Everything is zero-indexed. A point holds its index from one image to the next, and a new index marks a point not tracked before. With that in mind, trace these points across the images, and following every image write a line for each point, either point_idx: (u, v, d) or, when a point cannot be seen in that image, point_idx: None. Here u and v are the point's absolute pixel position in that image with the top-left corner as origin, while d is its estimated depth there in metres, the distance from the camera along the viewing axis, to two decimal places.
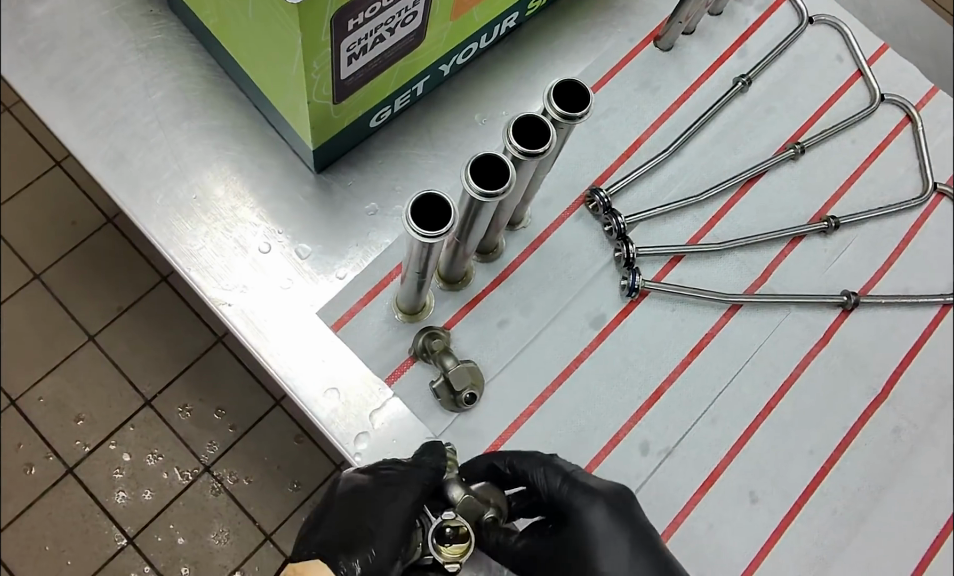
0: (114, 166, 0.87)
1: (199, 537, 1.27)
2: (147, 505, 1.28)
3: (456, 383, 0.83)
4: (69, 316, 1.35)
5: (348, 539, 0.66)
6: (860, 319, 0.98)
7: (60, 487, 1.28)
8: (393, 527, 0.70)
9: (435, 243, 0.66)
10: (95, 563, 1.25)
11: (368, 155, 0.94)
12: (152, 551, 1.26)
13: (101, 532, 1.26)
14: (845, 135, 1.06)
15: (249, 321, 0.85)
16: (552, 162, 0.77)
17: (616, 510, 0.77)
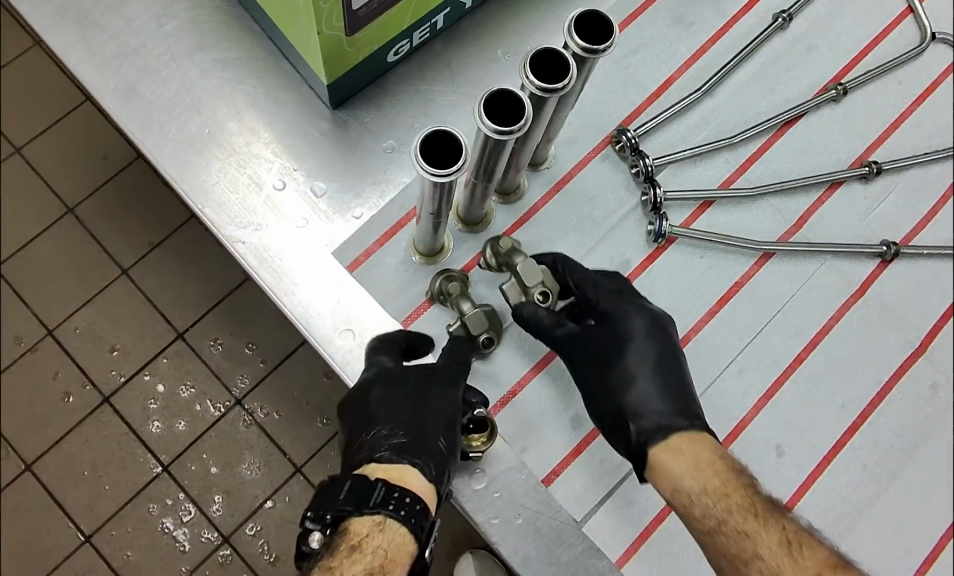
0: (129, 101, 0.86)
1: (231, 468, 1.28)
2: (180, 436, 1.29)
3: (473, 328, 0.82)
4: (102, 250, 1.36)
5: (414, 433, 0.73)
6: (901, 270, 0.93)
7: (97, 415, 1.30)
8: (443, 418, 0.76)
9: (447, 182, 0.63)
10: (133, 488, 1.27)
11: (386, 91, 0.91)
12: (186, 479, 1.28)
13: (137, 459, 1.28)
14: (893, 75, 0.99)
15: (263, 259, 0.84)
16: (572, 100, 0.74)
17: (657, 323, 0.81)
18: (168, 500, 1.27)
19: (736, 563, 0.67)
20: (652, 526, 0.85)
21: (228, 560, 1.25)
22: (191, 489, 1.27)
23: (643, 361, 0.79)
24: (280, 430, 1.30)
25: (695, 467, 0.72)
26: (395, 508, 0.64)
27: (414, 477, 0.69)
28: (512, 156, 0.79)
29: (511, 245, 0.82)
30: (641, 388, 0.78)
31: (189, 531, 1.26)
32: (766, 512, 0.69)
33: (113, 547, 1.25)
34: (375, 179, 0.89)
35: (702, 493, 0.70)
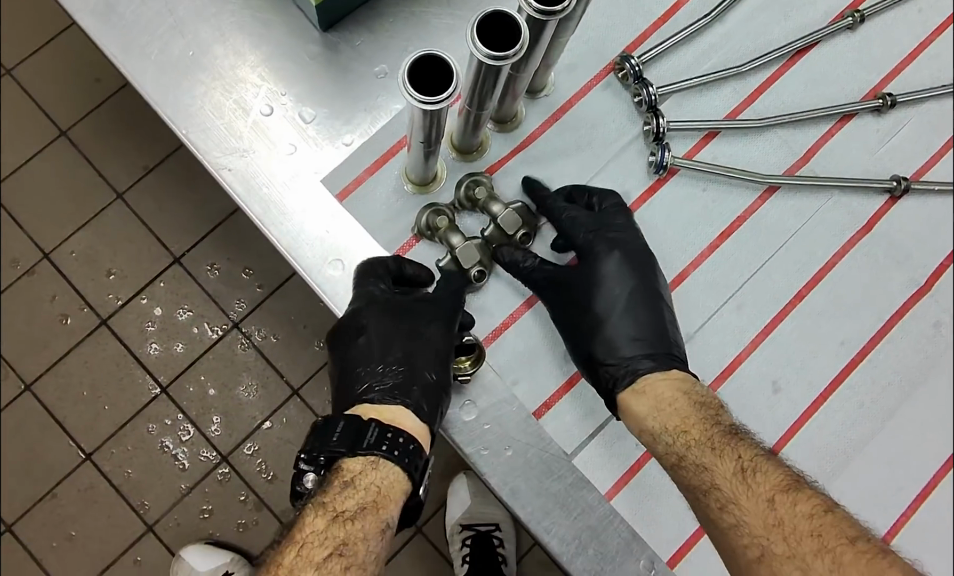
0: (110, 19, 0.82)
1: (229, 390, 1.28)
2: (178, 357, 1.29)
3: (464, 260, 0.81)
4: (95, 171, 1.32)
5: (407, 371, 0.76)
6: (909, 206, 0.90)
7: (95, 338, 1.29)
8: (436, 352, 0.78)
9: (437, 109, 0.60)
10: (132, 408, 1.28)
11: (379, 12, 0.86)
12: (184, 399, 1.28)
13: (136, 381, 1.28)
14: (915, 1, 0.94)
15: (249, 187, 0.81)
16: (572, 24, 0.70)
17: (630, 260, 0.82)
18: (166, 421, 1.27)
19: (697, 494, 0.71)
20: (644, 458, 0.84)
21: (227, 478, 1.26)
22: (188, 411, 1.27)
23: (616, 302, 0.82)
24: (275, 354, 1.29)
25: (659, 408, 0.76)
26: (388, 449, 0.69)
27: (407, 419, 0.73)
28: (508, 83, 0.75)
29: (489, 193, 0.82)
30: (614, 332, 0.80)
31: (188, 452, 1.27)
32: (724, 442, 0.72)
33: (114, 464, 1.26)
34: (367, 105, 0.86)
35: (661, 433, 0.74)
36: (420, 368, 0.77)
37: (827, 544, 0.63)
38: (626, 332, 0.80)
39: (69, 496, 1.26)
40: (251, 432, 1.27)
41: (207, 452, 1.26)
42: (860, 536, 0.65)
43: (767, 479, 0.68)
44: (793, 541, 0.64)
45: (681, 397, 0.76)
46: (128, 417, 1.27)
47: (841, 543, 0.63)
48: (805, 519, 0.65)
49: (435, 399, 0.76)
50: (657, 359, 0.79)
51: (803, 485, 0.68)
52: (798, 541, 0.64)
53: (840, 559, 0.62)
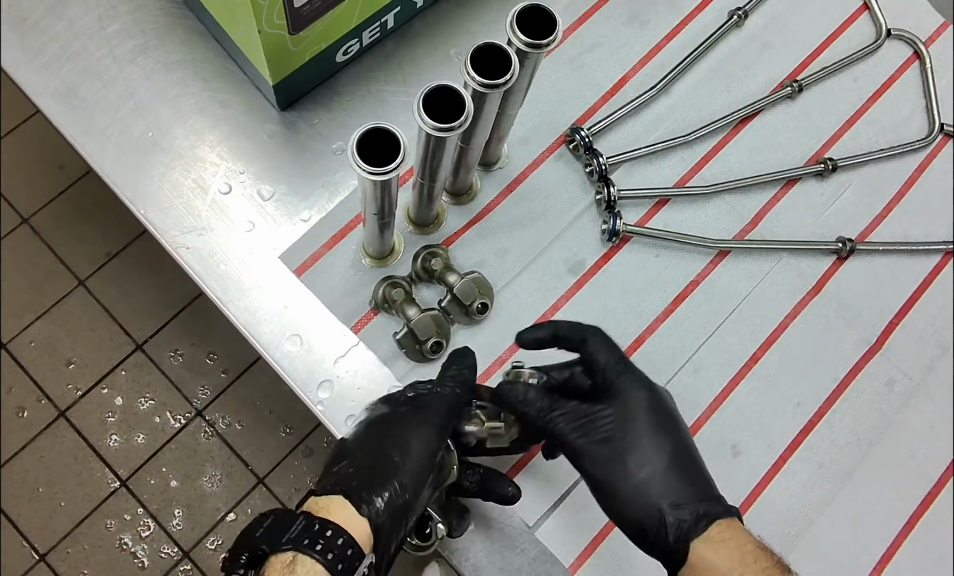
0: (71, 102, 0.84)
1: (192, 481, 1.24)
2: (140, 449, 1.25)
3: (420, 332, 0.80)
4: (57, 260, 1.32)
5: (376, 470, 0.65)
6: (856, 266, 0.93)
7: (53, 431, 1.26)
8: (418, 458, 0.68)
9: (386, 181, 0.61)
10: (89, 504, 1.23)
11: (336, 92, 0.89)
12: (145, 493, 1.24)
13: (95, 475, 1.24)
14: (848, 72, 0.99)
15: (207, 264, 0.81)
16: (519, 97, 0.72)
17: (659, 402, 0.75)
18: (124, 515, 1.23)
19: None
20: (609, 526, 0.82)
21: (189, 575, 1.21)
22: (149, 502, 1.23)
23: (657, 444, 0.72)
24: (238, 439, 1.26)
25: (740, 558, 0.62)
26: (319, 551, 0.57)
27: (348, 513, 0.61)
28: (460, 155, 0.77)
29: (444, 264, 0.82)
30: (648, 473, 0.70)
31: (147, 548, 1.22)
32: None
33: (69, 565, 1.21)
34: (324, 181, 0.87)
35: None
36: (389, 470, 0.65)
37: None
38: (661, 463, 0.71)
39: None
40: (211, 525, 1.23)
41: (167, 547, 1.22)
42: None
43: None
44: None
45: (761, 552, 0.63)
46: (85, 511, 1.23)
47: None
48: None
49: (394, 513, 0.64)
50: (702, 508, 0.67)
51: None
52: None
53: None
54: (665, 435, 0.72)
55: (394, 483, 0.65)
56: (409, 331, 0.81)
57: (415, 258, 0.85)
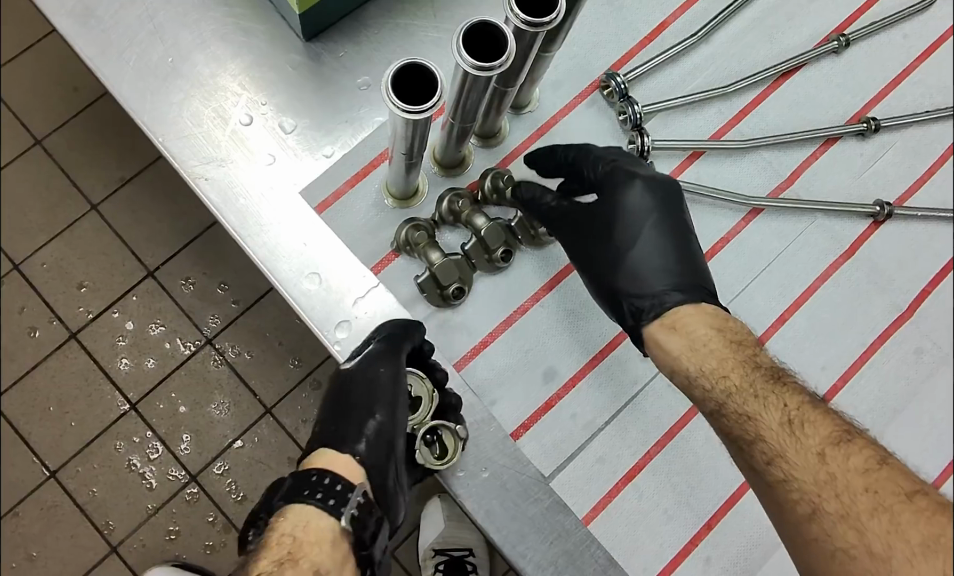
0: (88, 23, 0.81)
1: (202, 407, 1.25)
2: (149, 373, 1.26)
3: (443, 278, 0.79)
4: (72, 183, 1.30)
5: (356, 414, 0.68)
6: (891, 230, 0.90)
7: (64, 351, 1.26)
8: (388, 391, 0.69)
9: (420, 119, 0.59)
10: (98, 426, 1.24)
11: (364, 24, 0.85)
12: (153, 417, 1.24)
13: (104, 397, 1.25)
14: (898, 28, 0.94)
15: (226, 197, 0.79)
16: (558, 38, 0.69)
17: (656, 193, 0.75)
18: (134, 438, 1.24)
19: (741, 442, 0.65)
20: (618, 487, 0.81)
21: (196, 498, 1.22)
22: (158, 427, 1.24)
23: (640, 238, 0.74)
24: (249, 371, 1.26)
25: (692, 348, 0.68)
26: (319, 497, 0.61)
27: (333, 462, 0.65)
28: (494, 97, 0.74)
29: (470, 208, 0.81)
30: (640, 265, 0.73)
31: (156, 471, 1.23)
32: (769, 387, 0.66)
33: (78, 483, 1.22)
34: (348, 117, 0.84)
35: (699, 376, 0.68)
36: (366, 409, 0.68)
37: (882, 502, 0.59)
38: (656, 250, 0.73)
39: (31, 515, 1.22)
40: (220, 454, 1.23)
41: (175, 470, 1.23)
42: (913, 483, 0.60)
43: (816, 429, 0.63)
44: (845, 497, 0.60)
45: (716, 335, 0.68)
46: (95, 433, 1.24)
47: (898, 499, 0.59)
48: (859, 474, 0.60)
49: (380, 446, 0.67)
50: (691, 289, 0.72)
51: (853, 435, 0.63)
52: (851, 497, 0.60)
53: (897, 518, 0.58)
54: (658, 228, 0.74)
55: (373, 421, 0.68)
56: (431, 275, 0.80)
57: (438, 201, 0.83)
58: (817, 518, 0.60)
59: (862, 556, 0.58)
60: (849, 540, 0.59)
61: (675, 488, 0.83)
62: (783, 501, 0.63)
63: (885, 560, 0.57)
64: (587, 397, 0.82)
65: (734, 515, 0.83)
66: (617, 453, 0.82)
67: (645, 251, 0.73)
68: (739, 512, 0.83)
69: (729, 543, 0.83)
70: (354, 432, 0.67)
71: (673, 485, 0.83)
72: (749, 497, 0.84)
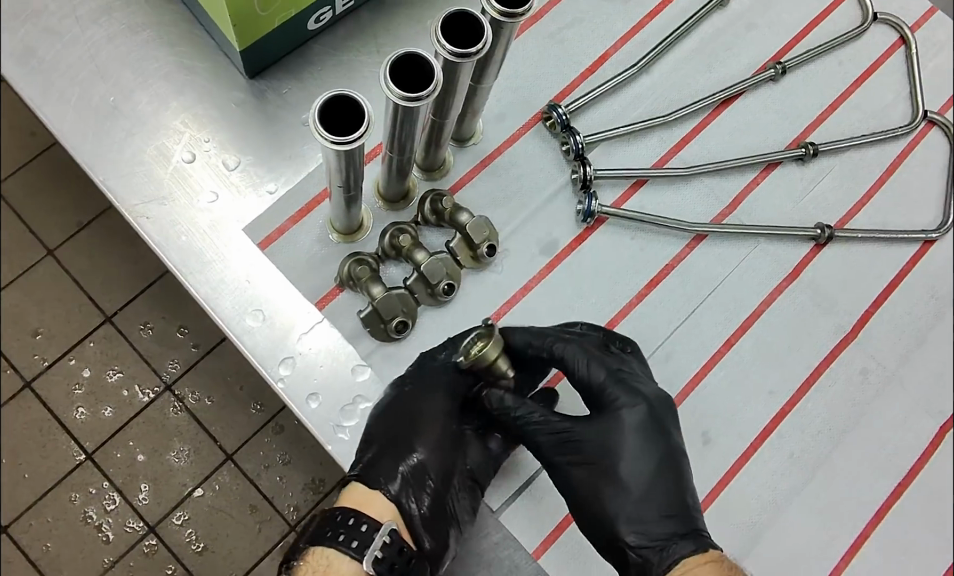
0: (29, 63, 0.80)
1: (159, 455, 1.22)
2: (107, 422, 1.22)
3: (384, 313, 0.78)
4: (26, 229, 1.27)
5: (393, 449, 0.71)
6: (833, 254, 0.91)
7: (17, 401, 1.22)
8: (429, 430, 0.73)
9: (349, 151, 0.58)
10: (53, 478, 1.20)
11: (307, 61, 0.85)
12: (111, 467, 1.21)
13: (59, 448, 1.21)
14: (832, 57, 0.97)
15: (167, 236, 0.78)
16: (492, 69, 0.70)
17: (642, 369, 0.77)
18: (89, 489, 1.20)
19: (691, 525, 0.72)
20: (568, 519, 0.79)
21: (155, 550, 1.18)
22: (113, 476, 1.21)
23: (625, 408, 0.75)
24: (204, 416, 1.23)
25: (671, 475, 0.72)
26: (344, 540, 0.64)
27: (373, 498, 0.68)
28: (433, 130, 0.74)
29: (411, 240, 0.80)
30: (633, 483, 0.69)
31: (113, 524, 1.19)
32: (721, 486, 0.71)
33: (32, 538, 1.18)
34: (292, 154, 0.84)
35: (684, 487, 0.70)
36: (402, 449, 0.72)
37: None
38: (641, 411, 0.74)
39: None
40: (177, 502, 1.20)
41: (133, 521, 1.19)
42: None
43: None
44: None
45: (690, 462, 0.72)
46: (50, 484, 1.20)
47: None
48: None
49: (412, 484, 0.71)
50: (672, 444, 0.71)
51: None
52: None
53: None
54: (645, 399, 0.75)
55: (410, 459, 0.72)
56: (373, 310, 0.79)
57: (381, 236, 0.82)
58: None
59: None
60: None
61: None
62: None
63: None
64: None
65: None
66: None
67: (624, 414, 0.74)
68: None
69: None
70: (388, 471, 0.70)
71: None
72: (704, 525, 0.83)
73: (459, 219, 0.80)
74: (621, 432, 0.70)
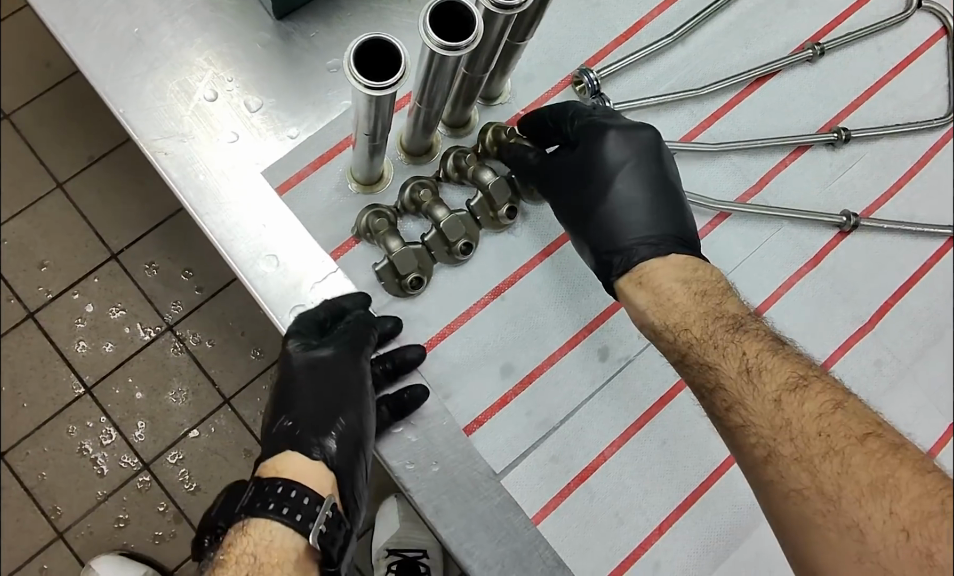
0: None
1: (158, 395, 1.22)
2: (107, 358, 1.22)
3: (400, 267, 0.77)
4: (36, 159, 1.26)
5: (321, 417, 0.69)
6: (855, 243, 0.90)
7: (21, 331, 1.22)
8: (355, 389, 0.72)
9: (383, 97, 0.57)
10: (51, 410, 1.21)
11: (338, 5, 0.83)
12: (109, 402, 1.21)
13: (60, 380, 1.21)
14: (872, 41, 0.95)
15: (186, 173, 0.77)
16: (530, 27, 0.68)
17: (630, 136, 0.75)
18: (86, 423, 1.20)
19: (704, 392, 0.67)
20: (570, 486, 0.80)
21: (147, 487, 1.19)
22: (112, 412, 1.21)
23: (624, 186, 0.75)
24: (208, 359, 1.23)
25: (655, 303, 0.71)
26: (276, 509, 0.62)
27: (301, 464, 0.66)
28: (463, 85, 0.73)
29: (432, 195, 0.79)
30: (613, 209, 0.75)
31: (108, 458, 1.19)
32: (728, 338, 0.67)
33: (28, 466, 1.19)
34: (315, 99, 0.82)
35: (664, 330, 0.70)
36: (330, 411, 0.70)
37: (834, 445, 0.58)
38: (630, 200, 0.74)
39: None
40: (174, 443, 1.20)
41: (128, 458, 1.20)
42: (872, 426, 0.58)
43: (774, 376, 0.63)
44: (798, 441, 0.59)
45: (681, 289, 0.71)
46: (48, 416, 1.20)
47: (850, 441, 0.57)
48: (812, 419, 0.59)
49: (349, 445, 0.69)
50: (661, 244, 0.73)
51: (812, 379, 0.62)
52: (804, 441, 0.59)
53: (847, 460, 0.57)
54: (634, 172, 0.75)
55: (338, 422, 0.69)
56: (389, 263, 0.78)
57: (401, 190, 0.81)
58: (771, 461, 0.60)
59: (814, 496, 0.57)
60: (801, 482, 0.58)
61: (628, 490, 0.82)
62: (742, 449, 0.63)
63: (833, 499, 0.56)
64: (544, 394, 0.81)
65: (685, 520, 0.82)
66: (572, 452, 0.81)
67: (622, 198, 0.75)
68: (692, 517, 0.83)
69: (680, 548, 0.82)
70: (321, 431, 0.69)
71: (626, 487, 0.82)
72: (702, 502, 0.83)
73: (480, 176, 0.79)
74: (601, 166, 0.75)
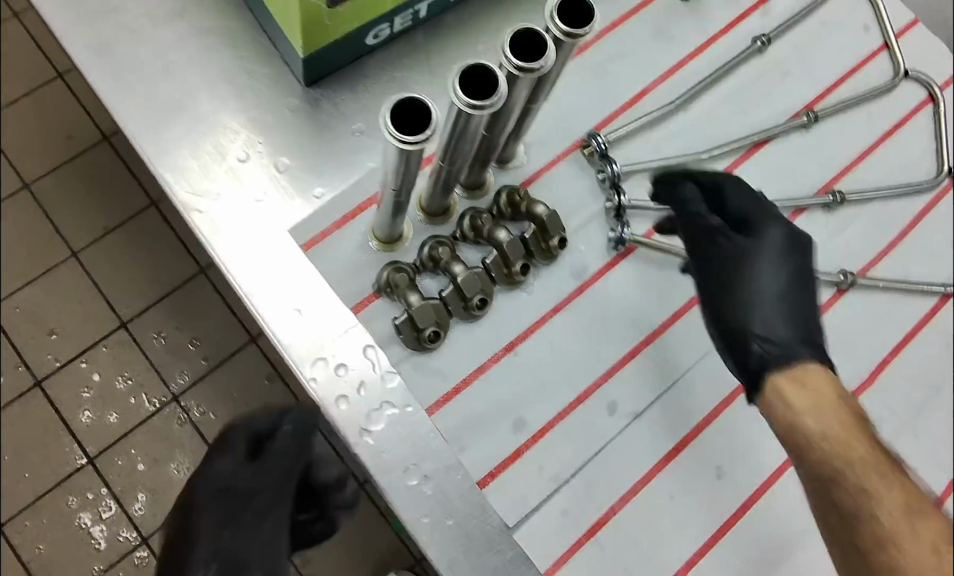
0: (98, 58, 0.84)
1: (161, 465, 1.23)
2: (111, 428, 1.24)
3: (420, 320, 0.80)
4: (53, 228, 1.31)
5: None
6: (854, 301, 0.94)
7: (26, 400, 1.24)
8: None
9: (415, 150, 0.62)
10: (52, 480, 1.21)
11: (363, 74, 0.90)
12: (111, 473, 1.22)
13: (63, 450, 1.23)
14: (862, 111, 1.01)
15: (217, 230, 0.80)
16: (546, 93, 0.74)
17: (791, 240, 0.83)
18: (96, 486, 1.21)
19: (805, 451, 0.72)
20: (581, 539, 0.82)
21: (145, 561, 1.19)
22: (120, 476, 1.22)
23: (768, 277, 0.81)
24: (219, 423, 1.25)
25: (818, 407, 0.72)
26: None
27: None
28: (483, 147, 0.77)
29: (450, 253, 0.83)
30: (762, 292, 0.81)
31: (115, 523, 1.20)
32: (830, 408, 0.73)
33: (25, 538, 1.19)
34: (339, 164, 0.87)
35: (794, 404, 0.73)
36: None
37: (913, 504, 0.69)
38: (777, 292, 0.81)
39: None
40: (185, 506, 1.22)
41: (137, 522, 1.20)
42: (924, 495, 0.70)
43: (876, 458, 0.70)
44: (887, 514, 0.67)
45: (815, 369, 0.76)
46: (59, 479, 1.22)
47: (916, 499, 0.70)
48: (900, 493, 0.69)
49: None
50: (808, 345, 0.79)
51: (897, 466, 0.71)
52: (891, 514, 0.67)
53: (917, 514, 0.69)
54: (781, 263, 0.82)
55: None
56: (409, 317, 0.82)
57: (421, 248, 0.86)
58: (876, 529, 0.67)
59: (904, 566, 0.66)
60: (892, 549, 0.66)
61: (638, 544, 0.83)
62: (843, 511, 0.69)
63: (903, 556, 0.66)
64: (556, 446, 0.83)
65: (695, 574, 0.84)
66: (582, 505, 0.83)
67: (774, 285, 0.81)
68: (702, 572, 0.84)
69: None
70: None
71: (637, 541, 0.83)
72: (712, 556, 0.84)
73: (495, 235, 0.83)
74: (760, 253, 0.82)
